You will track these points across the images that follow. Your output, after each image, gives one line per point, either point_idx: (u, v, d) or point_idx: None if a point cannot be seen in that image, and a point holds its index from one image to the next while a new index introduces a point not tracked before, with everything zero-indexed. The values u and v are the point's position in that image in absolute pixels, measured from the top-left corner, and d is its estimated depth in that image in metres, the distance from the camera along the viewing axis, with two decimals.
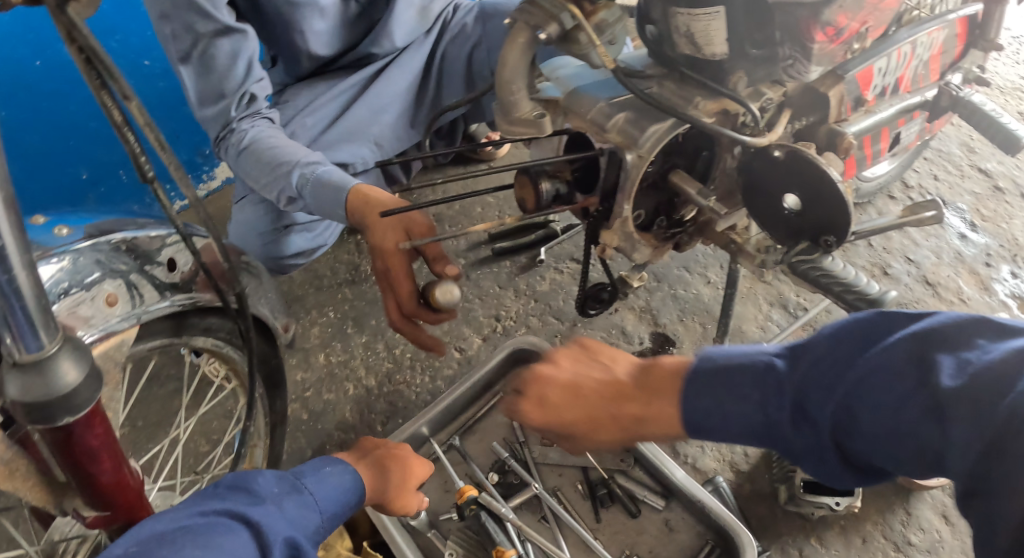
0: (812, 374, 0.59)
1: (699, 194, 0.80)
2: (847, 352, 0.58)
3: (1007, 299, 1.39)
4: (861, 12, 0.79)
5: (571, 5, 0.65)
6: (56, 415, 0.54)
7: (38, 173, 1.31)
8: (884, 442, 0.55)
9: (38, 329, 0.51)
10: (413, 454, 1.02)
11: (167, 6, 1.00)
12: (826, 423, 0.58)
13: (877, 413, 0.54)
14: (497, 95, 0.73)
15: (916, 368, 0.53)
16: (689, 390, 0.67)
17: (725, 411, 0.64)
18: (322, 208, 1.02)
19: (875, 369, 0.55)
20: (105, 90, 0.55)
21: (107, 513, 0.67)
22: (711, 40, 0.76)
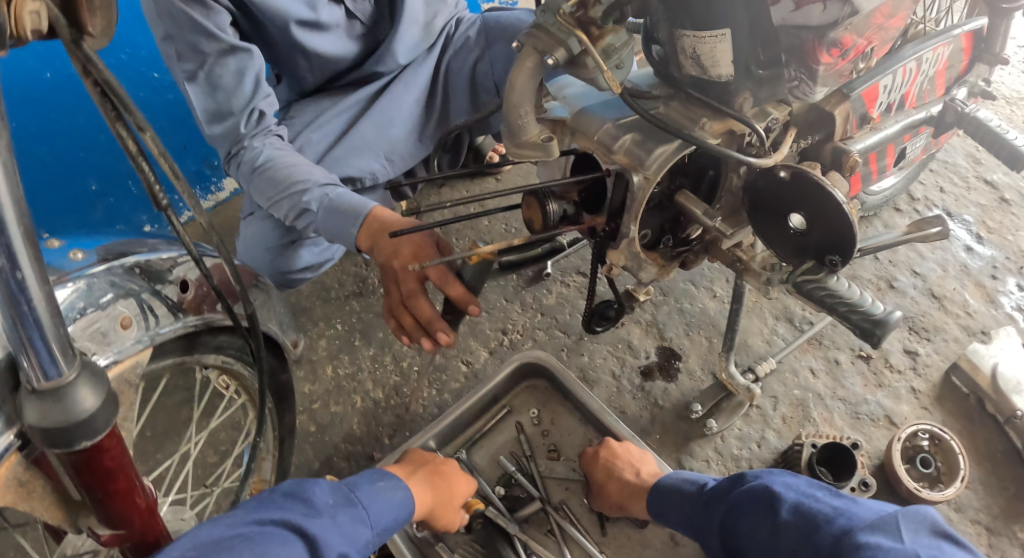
0: (719, 495, 0.89)
1: (704, 214, 0.81)
2: (736, 485, 0.87)
3: (1013, 312, 1.39)
4: (866, 31, 0.80)
5: (578, 30, 0.66)
6: (74, 439, 0.55)
7: (48, 185, 1.33)
8: (747, 549, 0.81)
9: (57, 356, 0.52)
10: (462, 473, 1.02)
11: (172, 28, 1.02)
12: (718, 518, 0.87)
13: (743, 518, 0.83)
14: (504, 118, 0.73)
15: (769, 500, 0.80)
16: (655, 493, 1.00)
17: (669, 506, 0.97)
18: (335, 227, 1.04)
19: (747, 499, 0.83)
20: (120, 122, 0.57)
21: (121, 531, 0.68)
22: (717, 61, 0.76)
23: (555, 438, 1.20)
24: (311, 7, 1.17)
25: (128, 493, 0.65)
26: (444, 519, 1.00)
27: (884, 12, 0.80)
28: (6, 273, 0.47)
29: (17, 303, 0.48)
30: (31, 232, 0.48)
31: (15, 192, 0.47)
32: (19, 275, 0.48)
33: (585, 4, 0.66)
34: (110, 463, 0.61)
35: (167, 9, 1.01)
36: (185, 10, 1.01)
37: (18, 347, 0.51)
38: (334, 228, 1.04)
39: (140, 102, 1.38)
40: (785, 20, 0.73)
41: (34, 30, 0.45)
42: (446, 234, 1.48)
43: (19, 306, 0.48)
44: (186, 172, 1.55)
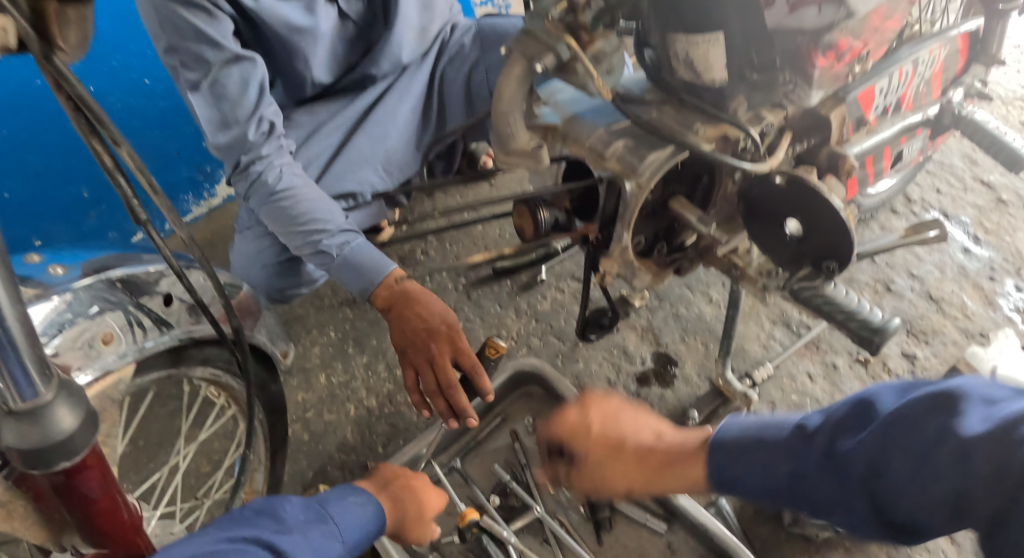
0: (833, 431, 0.58)
1: (699, 221, 0.79)
2: (868, 416, 0.55)
3: (1011, 314, 1.38)
4: (863, 34, 0.78)
5: (567, 36, 0.64)
6: (53, 459, 0.51)
7: (40, 193, 1.31)
8: (907, 503, 0.51)
9: (33, 378, 0.49)
10: (431, 486, 0.99)
11: (175, 39, 1.02)
12: (834, 466, 0.57)
13: (884, 472, 0.52)
14: (494, 126, 0.72)
15: (916, 412, 0.51)
16: (723, 453, 0.67)
17: (765, 470, 0.63)
18: (347, 273, 1.07)
19: (895, 429, 0.52)
20: (95, 137, 0.56)
21: (105, 548, 0.65)
22: (710, 65, 0.74)
23: None
24: (309, 12, 1.17)
25: (111, 511, 0.63)
26: (416, 533, 0.96)
27: (879, 16, 0.79)
28: None
29: None
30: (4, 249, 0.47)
31: None
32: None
33: (574, 10, 0.65)
34: (93, 484, 0.59)
35: (169, 19, 1.00)
36: (189, 19, 1.00)
37: None
38: (346, 275, 1.08)
39: (132, 109, 1.37)
40: (780, 25, 0.71)
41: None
42: (441, 241, 1.48)
43: None
44: (180, 180, 1.54)
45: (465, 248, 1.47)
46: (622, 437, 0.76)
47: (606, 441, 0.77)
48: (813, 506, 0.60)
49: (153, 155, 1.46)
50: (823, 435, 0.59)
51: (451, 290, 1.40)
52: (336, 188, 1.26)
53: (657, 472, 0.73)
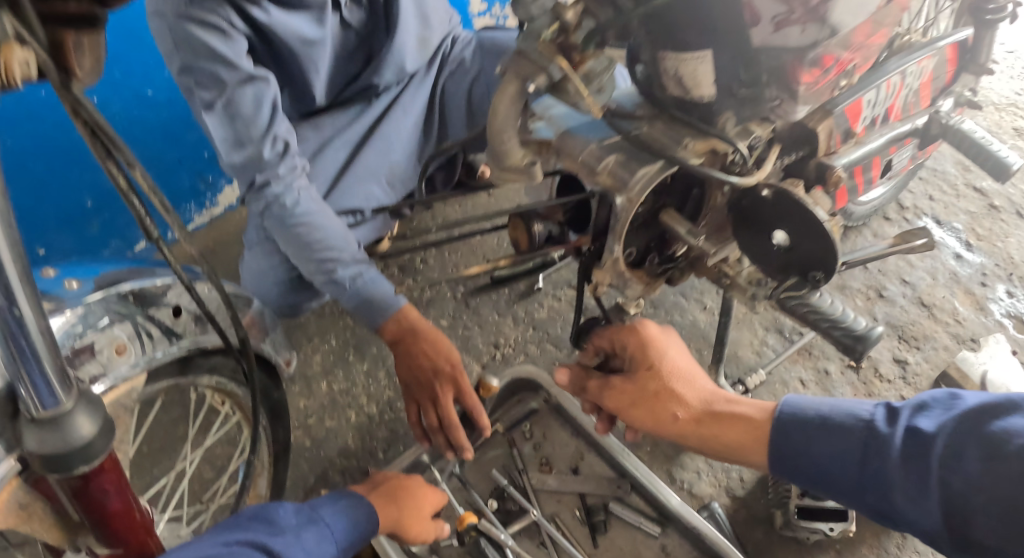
0: (910, 436, 0.66)
1: (688, 233, 0.82)
2: (952, 427, 0.63)
3: (1002, 319, 1.41)
4: (848, 49, 0.79)
5: (559, 56, 0.66)
6: (73, 463, 0.55)
7: (45, 202, 1.34)
8: (974, 511, 0.60)
9: (55, 387, 0.53)
10: (427, 485, 1.02)
11: (190, 58, 1.03)
12: (910, 465, 0.65)
13: (962, 481, 0.61)
14: (489, 143, 0.74)
15: (987, 429, 0.60)
16: (792, 433, 0.76)
17: (838, 460, 0.71)
18: (358, 303, 1.12)
19: (968, 441, 0.61)
20: (112, 159, 0.59)
21: (118, 549, 0.68)
22: (699, 82, 0.76)
23: (546, 450, 1.21)
24: (319, 23, 1.19)
25: (124, 514, 0.65)
26: (415, 530, 0.98)
27: (865, 31, 0.80)
28: (3, 309, 0.47)
29: (15, 338, 0.49)
30: (28, 268, 0.49)
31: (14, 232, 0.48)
32: (16, 312, 0.48)
33: (565, 31, 0.67)
34: (107, 488, 0.62)
35: (185, 39, 1.01)
36: (204, 39, 1.02)
37: (18, 378, 0.52)
38: (356, 304, 1.12)
39: (134, 120, 1.39)
40: (765, 42, 0.72)
41: (25, 77, 0.46)
42: (439, 250, 1.50)
43: (17, 341, 0.49)
44: (181, 188, 1.56)
45: (464, 256, 1.49)
46: (686, 389, 0.86)
47: (669, 393, 0.86)
48: (877, 505, 0.69)
49: (154, 164, 1.48)
50: (903, 436, 0.66)
51: (449, 298, 1.43)
52: (342, 205, 1.29)
53: (703, 424, 0.83)
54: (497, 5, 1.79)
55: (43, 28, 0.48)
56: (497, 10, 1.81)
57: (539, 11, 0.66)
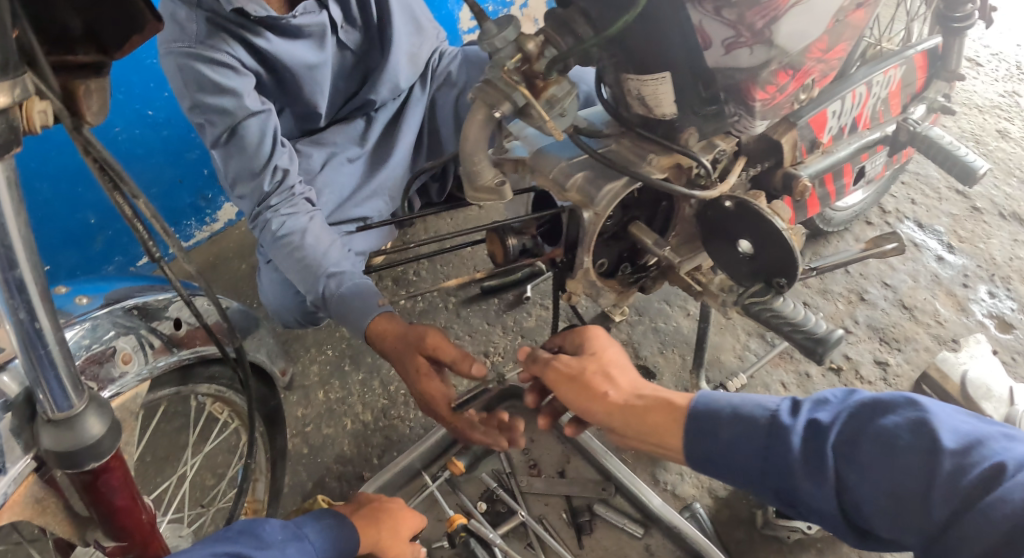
0: (815, 429, 0.68)
1: (654, 243, 0.86)
2: (857, 422, 0.66)
3: (984, 319, 1.43)
4: (803, 66, 0.83)
5: (521, 86, 0.71)
6: (82, 460, 0.60)
7: (51, 220, 1.39)
8: (871, 505, 0.63)
9: (68, 391, 0.58)
10: (406, 508, 1.06)
11: (198, 96, 1.09)
12: (814, 458, 0.67)
13: (860, 474, 0.63)
14: (461, 165, 0.79)
15: (886, 428, 0.63)
16: (704, 420, 0.76)
17: (743, 449, 0.73)
18: (342, 312, 1.08)
19: (870, 438, 0.64)
20: (117, 191, 0.64)
21: (123, 542, 0.72)
22: (660, 102, 0.80)
23: (535, 454, 1.25)
24: (319, 48, 1.25)
25: (130, 509, 0.70)
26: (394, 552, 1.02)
27: (821, 46, 0.84)
28: (26, 323, 0.54)
29: (35, 348, 0.55)
30: (47, 288, 0.55)
31: (34, 256, 0.54)
32: (37, 325, 0.54)
33: (529, 60, 0.71)
34: (114, 485, 0.66)
35: (194, 77, 1.08)
36: (210, 74, 1.08)
37: (35, 382, 0.57)
38: (338, 312, 1.08)
39: (136, 139, 1.44)
40: (718, 64, 0.76)
41: (41, 124, 0.51)
42: (433, 262, 1.55)
43: (37, 351, 0.55)
44: (182, 206, 1.62)
45: (456, 267, 1.54)
46: (621, 377, 0.85)
47: (600, 370, 0.85)
48: (779, 496, 0.71)
49: (155, 182, 1.53)
50: (804, 428, 0.69)
51: (441, 309, 1.48)
52: (352, 217, 1.33)
53: (629, 404, 0.82)
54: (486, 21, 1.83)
55: (54, 77, 0.53)
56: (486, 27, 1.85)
57: (502, 43, 0.69)
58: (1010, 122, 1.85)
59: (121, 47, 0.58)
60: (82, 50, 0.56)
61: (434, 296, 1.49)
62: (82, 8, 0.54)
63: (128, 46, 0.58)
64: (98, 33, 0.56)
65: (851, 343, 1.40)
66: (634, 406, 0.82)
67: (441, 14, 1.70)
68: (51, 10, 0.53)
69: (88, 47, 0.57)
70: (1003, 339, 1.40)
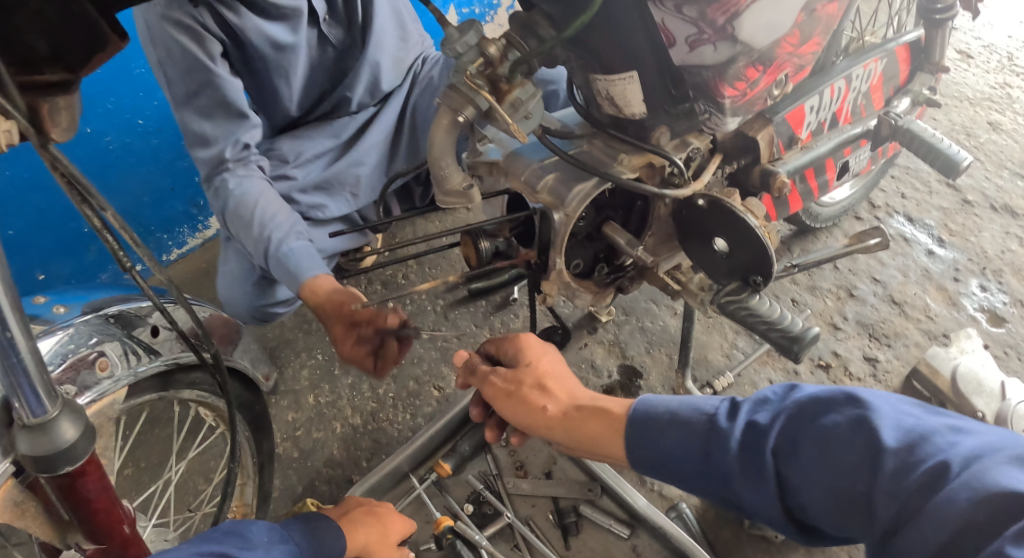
0: (754, 431, 0.68)
1: (628, 244, 0.86)
2: (795, 423, 0.66)
3: (975, 313, 1.42)
4: (772, 64, 0.83)
5: (484, 90, 0.71)
6: (57, 464, 0.57)
7: (46, 231, 1.37)
8: (816, 505, 0.63)
9: (41, 395, 0.55)
10: (396, 512, 1.06)
11: (165, 57, 1.08)
12: (755, 460, 0.67)
13: (799, 475, 0.64)
14: (429, 169, 0.78)
15: (822, 428, 0.63)
16: (645, 425, 0.78)
17: (684, 453, 0.74)
18: (285, 275, 1.12)
19: (809, 438, 0.64)
20: (86, 206, 0.63)
21: (104, 545, 0.69)
22: (629, 101, 0.80)
23: (521, 456, 1.25)
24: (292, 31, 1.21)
25: (110, 511, 0.66)
26: None
27: (792, 41, 0.83)
28: None
29: (8, 357, 0.53)
30: (18, 301, 0.53)
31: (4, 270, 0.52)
32: (8, 334, 0.52)
33: (491, 64, 0.71)
34: (91, 486, 0.63)
35: (162, 39, 1.07)
36: (178, 40, 1.06)
37: (9, 390, 0.54)
38: (281, 276, 1.12)
39: (127, 148, 1.44)
40: (684, 61, 0.76)
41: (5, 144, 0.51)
42: (421, 265, 1.55)
43: (11, 360, 0.53)
44: (174, 214, 1.62)
45: (444, 270, 1.54)
46: (557, 385, 0.88)
47: (537, 384, 0.88)
48: (729, 499, 0.72)
49: (146, 191, 1.53)
50: (744, 430, 0.69)
51: (429, 311, 1.49)
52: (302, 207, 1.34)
53: (569, 416, 0.86)
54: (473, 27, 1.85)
55: (18, 97, 0.53)
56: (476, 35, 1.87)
57: (464, 48, 0.69)
58: (1001, 114, 1.84)
59: (86, 64, 0.56)
60: (49, 69, 0.54)
61: (423, 298, 1.50)
62: (46, 28, 0.52)
63: (94, 64, 0.56)
64: (64, 53, 0.54)
65: (841, 340, 1.39)
66: (573, 417, 0.85)
67: (426, 19, 1.71)
68: (16, 32, 0.51)
69: (54, 66, 0.54)
70: (994, 333, 1.39)
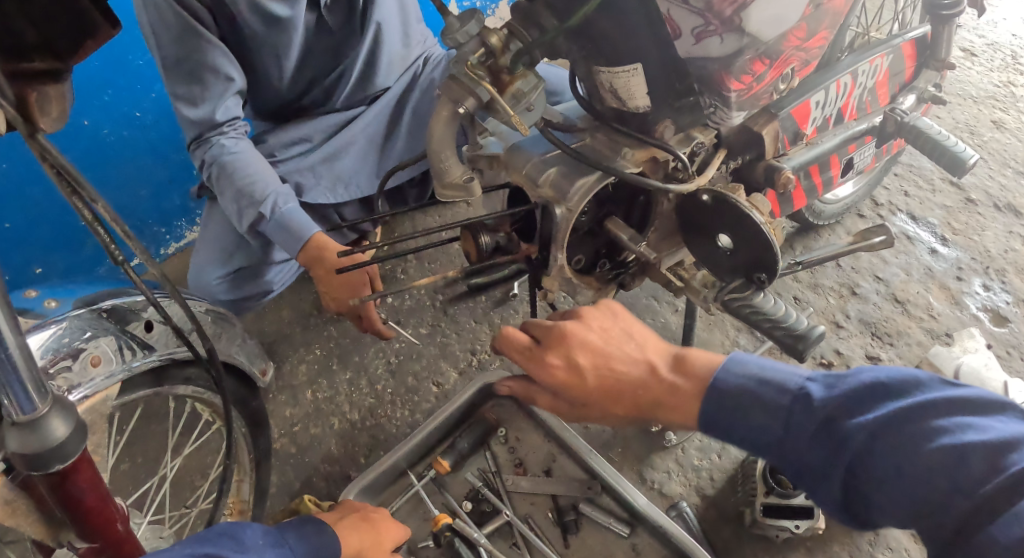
0: (846, 406, 0.62)
1: (631, 240, 0.84)
2: (898, 406, 0.58)
3: (978, 312, 1.41)
4: (779, 57, 0.81)
5: (485, 81, 0.69)
6: (48, 462, 0.55)
7: (43, 224, 1.35)
8: (887, 500, 0.57)
9: (30, 392, 0.53)
10: (391, 521, 1.04)
11: (154, 21, 1.08)
12: (838, 434, 0.61)
13: (880, 477, 0.58)
14: (429, 162, 0.77)
15: (930, 421, 0.56)
16: (723, 393, 0.71)
17: (761, 423, 0.68)
18: (280, 233, 1.13)
19: (909, 427, 0.57)
20: (75, 197, 0.61)
21: (96, 544, 0.67)
22: (632, 94, 0.79)
23: (521, 453, 1.24)
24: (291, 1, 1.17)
25: (103, 510, 0.65)
26: None
27: (799, 34, 0.82)
28: None
29: None
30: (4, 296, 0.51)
31: None
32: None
33: (493, 54, 0.70)
34: (82, 484, 0.61)
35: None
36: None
37: None
38: (276, 236, 1.14)
39: (124, 141, 1.42)
40: (689, 53, 0.75)
41: None
42: (419, 259, 1.53)
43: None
44: (171, 208, 1.60)
45: (444, 265, 1.53)
46: (619, 358, 0.78)
47: (602, 362, 0.78)
48: (789, 469, 0.67)
49: (143, 184, 1.51)
50: (833, 401, 0.63)
51: (429, 306, 1.47)
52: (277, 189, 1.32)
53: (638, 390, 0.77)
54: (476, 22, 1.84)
55: (7, 86, 0.52)
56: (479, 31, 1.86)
57: (465, 37, 0.69)
58: (1005, 112, 1.83)
59: (77, 52, 0.54)
60: (38, 57, 0.53)
61: (422, 293, 1.48)
62: (36, 15, 0.50)
63: (85, 52, 0.54)
64: (54, 40, 0.53)
65: (843, 338, 1.38)
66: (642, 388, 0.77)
67: (427, 13, 1.71)
68: (6, 18, 0.50)
69: (44, 55, 0.53)
70: (997, 333, 1.38)
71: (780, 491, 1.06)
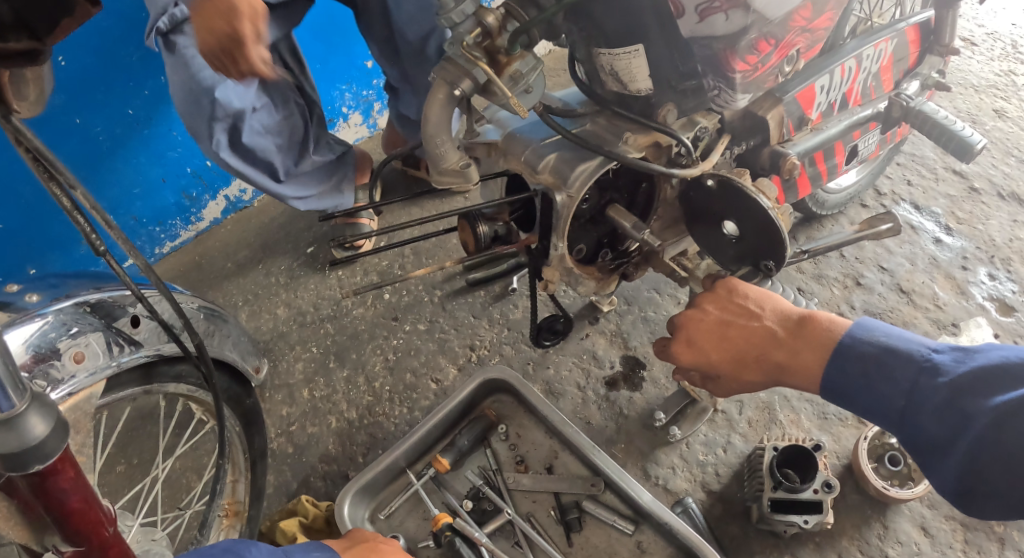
0: (973, 379, 0.64)
1: (634, 227, 0.82)
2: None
3: (984, 302, 1.39)
4: (784, 38, 0.79)
5: (481, 62, 0.67)
6: (26, 463, 0.50)
7: (33, 224, 1.31)
8: (1001, 476, 0.60)
9: (3, 386, 0.48)
10: (401, 553, 0.90)
11: None
12: (959, 407, 0.64)
13: (999, 459, 0.60)
14: (424, 148, 0.74)
15: None
16: (848, 361, 0.74)
17: (884, 391, 0.71)
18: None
19: None
20: (53, 182, 0.60)
21: (82, 547, 0.60)
22: (634, 76, 0.76)
23: (522, 449, 1.21)
24: None
25: (88, 513, 0.59)
26: None
27: (805, 14, 0.79)
28: None
29: None
30: None
31: None
32: None
33: (489, 35, 0.67)
34: (66, 485, 0.56)
35: None
36: None
37: None
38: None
39: (118, 138, 1.38)
40: (693, 32, 0.74)
41: None
42: (417, 253, 1.52)
43: None
44: (167, 207, 1.54)
45: (440, 259, 1.52)
46: (749, 332, 0.80)
47: (737, 337, 0.81)
48: (905, 435, 0.70)
49: (137, 182, 1.46)
50: (957, 375, 0.65)
51: (427, 302, 1.45)
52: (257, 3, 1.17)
53: (768, 359, 0.80)
54: (378, 106, 1.76)
55: None
56: (374, 116, 1.78)
57: (460, 17, 0.66)
58: (1006, 101, 1.81)
59: (53, 31, 0.50)
60: (13, 37, 0.49)
61: (419, 288, 1.47)
62: None
63: (61, 32, 0.51)
64: (28, 17, 0.49)
65: None
66: (772, 358, 0.80)
67: None
68: None
69: (19, 34, 0.49)
70: (1004, 322, 1.36)
71: (789, 485, 1.04)
